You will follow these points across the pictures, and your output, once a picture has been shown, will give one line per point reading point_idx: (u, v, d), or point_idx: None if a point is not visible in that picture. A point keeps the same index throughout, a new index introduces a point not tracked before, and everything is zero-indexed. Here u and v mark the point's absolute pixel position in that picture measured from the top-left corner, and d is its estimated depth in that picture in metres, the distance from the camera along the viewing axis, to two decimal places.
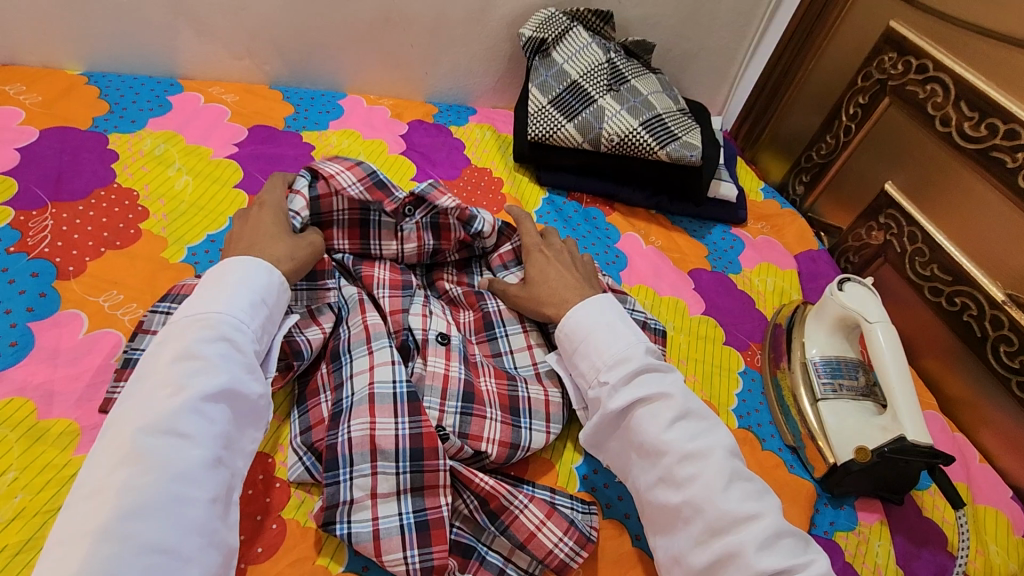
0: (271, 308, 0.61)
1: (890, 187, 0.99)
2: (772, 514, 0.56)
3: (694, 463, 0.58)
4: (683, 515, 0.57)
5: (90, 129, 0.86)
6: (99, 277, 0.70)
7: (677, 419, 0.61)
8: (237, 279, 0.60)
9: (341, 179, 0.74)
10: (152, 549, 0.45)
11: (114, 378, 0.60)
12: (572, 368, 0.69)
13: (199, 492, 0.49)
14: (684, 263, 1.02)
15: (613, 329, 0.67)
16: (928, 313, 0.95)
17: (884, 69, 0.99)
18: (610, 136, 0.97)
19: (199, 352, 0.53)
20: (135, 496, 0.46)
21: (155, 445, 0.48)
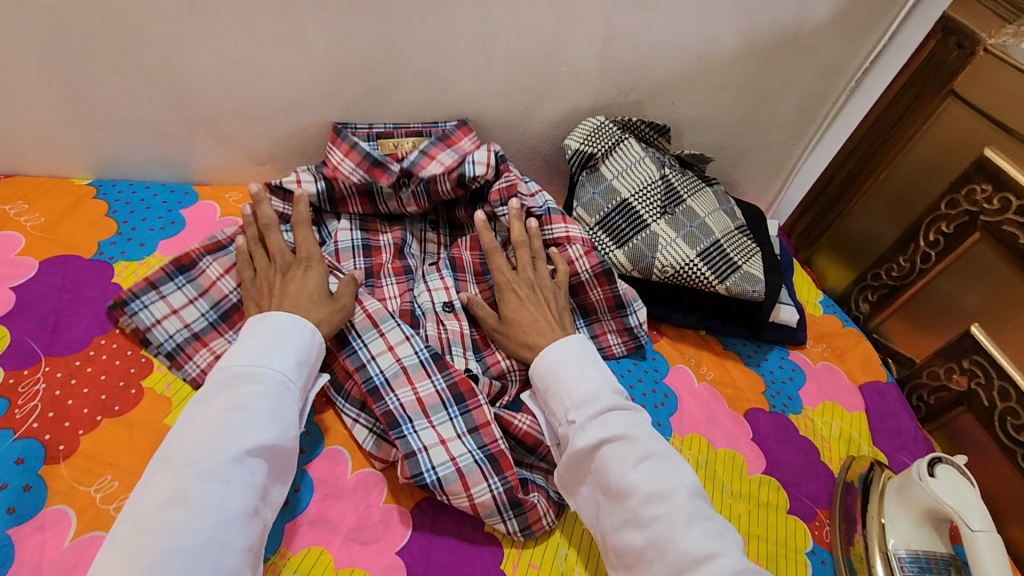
0: (310, 365, 0.66)
1: (978, 331, 0.88)
2: (732, 555, 0.57)
3: (657, 505, 0.60)
4: (648, 557, 0.59)
5: (94, 257, 0.78)
6: (93, 457, 0.62)
7: (643, 459, 0.64)
8: (282, 338, 0.65)
9: (343, 167, 0.87)
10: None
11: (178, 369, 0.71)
12: (547, 408, 0.73)
13: (236, 542, 0.52)
14: (739, 401, 0.92)
15: (585, 369, 0.72)
16: (1020, 481, 0.84)
17: (975, 201, 0.88)
18: (664, 267, 0.87)
19: (247, 405, 0.58)
20: (178, 540, 0.49)
21: (198, 491, 0.52)
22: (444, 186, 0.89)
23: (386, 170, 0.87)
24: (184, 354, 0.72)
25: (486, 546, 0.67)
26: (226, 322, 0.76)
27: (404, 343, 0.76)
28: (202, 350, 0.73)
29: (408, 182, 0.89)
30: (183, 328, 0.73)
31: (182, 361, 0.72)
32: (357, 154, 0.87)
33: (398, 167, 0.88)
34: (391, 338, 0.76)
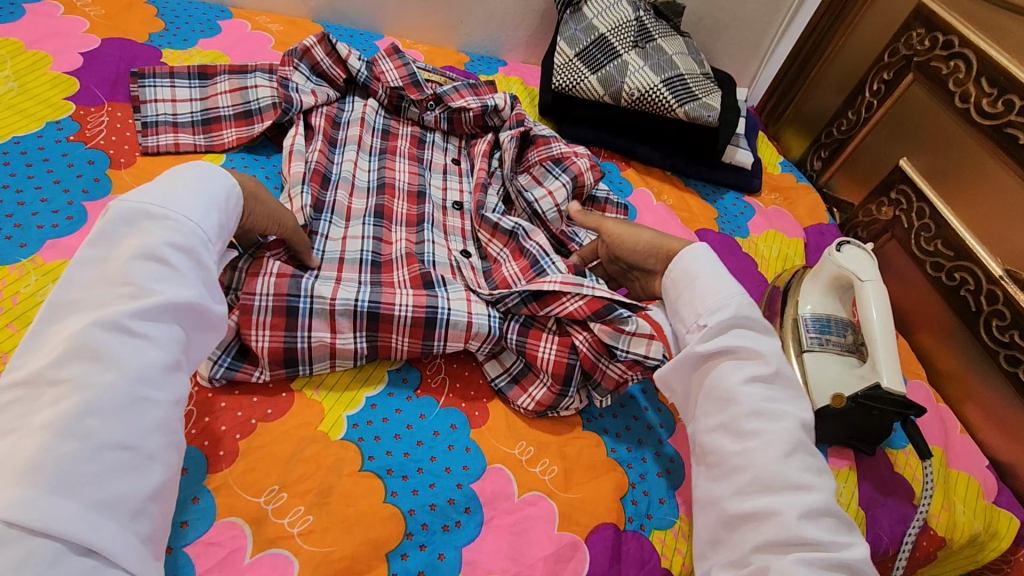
0: (230, 212, 0.59)
1: (906, 163, 1.00)
2: (825, 491, 0.57)
3: (762, 420, 0.60)
4: (736, 465, 0.59)
5: (146, 43, 0.92)
6: (147, 171, 0.77)
7: (760, 378, 0.62)
8: (194, 180, 0.57)
9: (387, 74, 0.96)
10: (110, 447, 0.44)
11: (142, 133, 0.81)
12: (674, 317, 0.71)
13: (159, 395, 0.48)
14: (692, 222, 1.05)
15: (721, 278, 0.69)
16: (927, 288, 0.96)
17: (911, 46, 1.00)
18: (631, 90, 1.00)
19: (153, 252, 0.51)
20: (92, 393, 0.44)
21: (110, 340, 0.46)
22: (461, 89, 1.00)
23: (419, 90, 0.97)
24: (157, 129, 0.81)
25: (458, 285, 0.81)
26: (204, 127, 0.84)
27: (358, 238, 0.77)
28: (169, 134, 0.82)
29: (434, 107, 0.98)
30: (171, 114, 0.84)
31: (151, 133, 0.81)
32: (404, 70, 0.98)
33: (430, 92, 0.97)
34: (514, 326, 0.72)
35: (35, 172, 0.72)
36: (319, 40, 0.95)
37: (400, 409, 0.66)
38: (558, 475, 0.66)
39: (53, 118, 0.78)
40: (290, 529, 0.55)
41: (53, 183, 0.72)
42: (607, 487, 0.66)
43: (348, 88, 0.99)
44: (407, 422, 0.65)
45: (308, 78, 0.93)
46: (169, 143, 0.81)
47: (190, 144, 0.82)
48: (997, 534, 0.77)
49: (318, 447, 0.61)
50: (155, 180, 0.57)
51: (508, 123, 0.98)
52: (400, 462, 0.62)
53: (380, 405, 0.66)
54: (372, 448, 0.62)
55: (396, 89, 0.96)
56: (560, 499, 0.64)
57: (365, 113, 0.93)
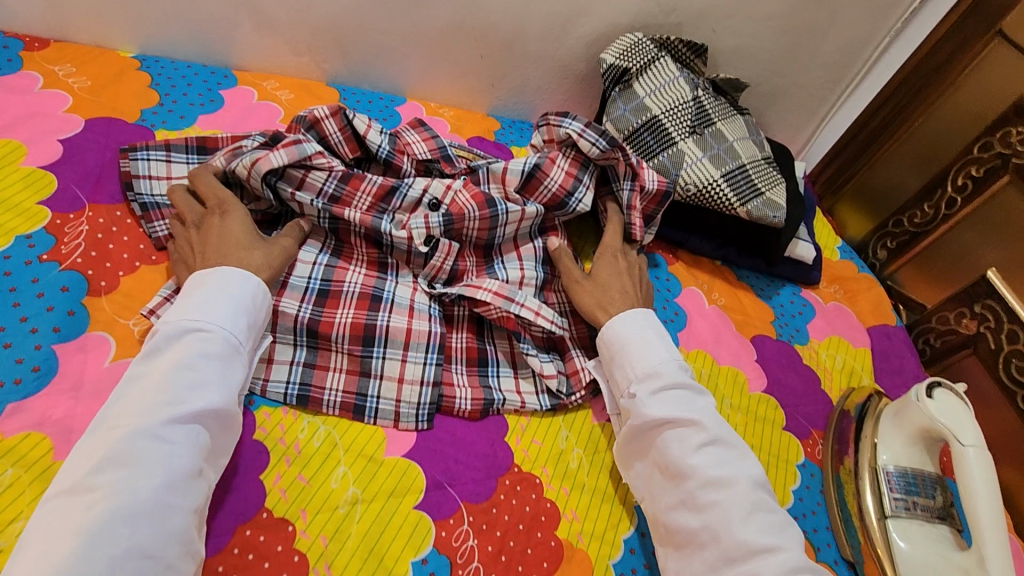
0: (256, 317, 0.61)
1: (994, 275, 0.89)
2: (795, 550, 0.57)
3: (716, 490, 0.59)
4: (700, 541, 0.58)
5: (137, 123, 0.81)
6: (132, 297, 0.66)
7: (705, 444, 0.63)
8: (222, 282, 0.60)
9: (416, 147, 0.87)
10: (133, 555, 0.45)
11: (143, 218, 0.71)
12: (610, 378, 0.73)
13: (184, 503, 0.49)
14: (747, 327, 0.94)
15: (650, 343, 0.71)
16: (1014, 420, 0.85)
17: (1009, 143, 0.88)
18: (686, 185, 0.88)
19: (187, 360, 0.54)
20: (124, 498, 0.46)
21: (145, 449, 0.49)
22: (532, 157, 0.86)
23: (453, 165, 0.87)
24: (159, 211, 0.72)
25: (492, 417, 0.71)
26: None
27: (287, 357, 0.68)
28: None
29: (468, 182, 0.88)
30: (168, 194, 0.74)
31: (154, 217, 0.72)
32: (433, 143, 0.88)
33: (465, 168, 0.88)
34: (509, 387, 0.74)
35: (0, 307, 0.61)
36: (333, 112, 0.83)
37: None
38: None
39: (24, 230, 0.67)
40: None
41: (19, 320, 0.60)
42: None
43: (359, 162, 0.87)
44: None
45: None
46: None
47: None
48: None
49: None
50: (186, 291, 0.60)
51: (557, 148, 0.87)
52: None
53: None
54: None
55: (426, 162, 0.87)
56: None
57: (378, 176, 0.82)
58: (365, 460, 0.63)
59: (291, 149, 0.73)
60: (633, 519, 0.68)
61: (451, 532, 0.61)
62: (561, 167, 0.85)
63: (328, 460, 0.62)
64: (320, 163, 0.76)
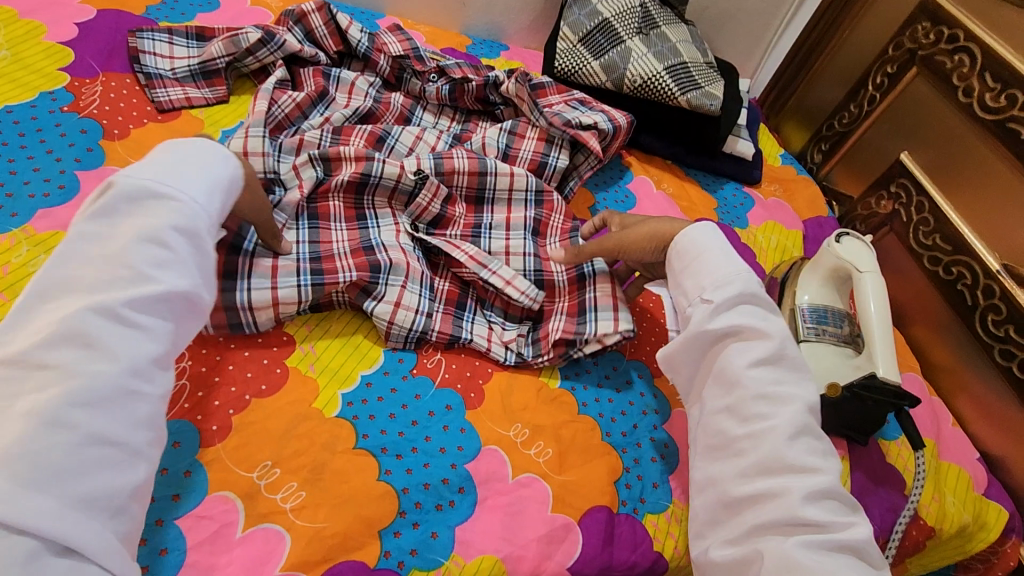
0: (228, 198, 0.58)
1: (907, 157, 1.00)
2: (830, 472, 0.59)
3: (768, 404, 0.61)
4: (740, 447, 0.61)
5: (143, 15, 0.91)
6: (141, 143, 0.76)
7: (767, 360, 0.63)
8: (190, 160, 0.56)
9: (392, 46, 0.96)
10: (89, 442, 0.43)
11: (148, 86, 0.81)
12: (675, 288, 0.72)
13: (150, 389, 0.48)
14: (692, 211, 1.05)
15: (727, 256, 0.69)
16: (923, 282, 0.96)
17: (915, 39, 1.00)
18: (633, 77, 0.99)
19: (155, 240, 0.50)
20: (88, 382, 0.44)
21: (104, 328, 0.46)
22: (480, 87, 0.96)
23: (423, 62, 0.96)
24: (162, 83, 0.82)
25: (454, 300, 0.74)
26: (206, 80, 0.86)
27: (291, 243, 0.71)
28: (177, 89, 0.83)
29: (436, 78, 0.97)
30: (169, 70, 0.84)
31: (157, 86, 0.82)
32: (408, 45, 0.98)
33: (433, 66, 0.97)
34: (480, 331, 0.73)
35: (28, 142, 0.71)
36: (319, 7, 0.94)
37: (396, 388, 0.66)
38: (553, 456, 0.66)
39: (47, 89, 0.77)
40: (283, 504, 0.55)
41: (45, 152, 0.70)
42: (600, 471, 0.66)
43: (342, 58, 0.98)
44: (402, 403, 0.65)
45: (300, 42, 0.93)
46: (180, 97, 0.82)
47: (200, 97, 0.84)
48: (985, 525, 0.78)
49: (313, 424, 0.61)
50: (151, 158, 0.56)
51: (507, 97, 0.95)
52: (394, 441, 0.62)
53: (376, 384, 0.65)
54: (368, 427, 0.62)
55: (399, 58, 0.96)
56: (554, 481, 0.64)
57: (356, 80, 0.93)
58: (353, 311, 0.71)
59: (259, 92, 0.80)
60: None
61: None
62: (529, 139, 0.92)
63: (325, 318, 0.69)
64: (283, 100, 0.82)
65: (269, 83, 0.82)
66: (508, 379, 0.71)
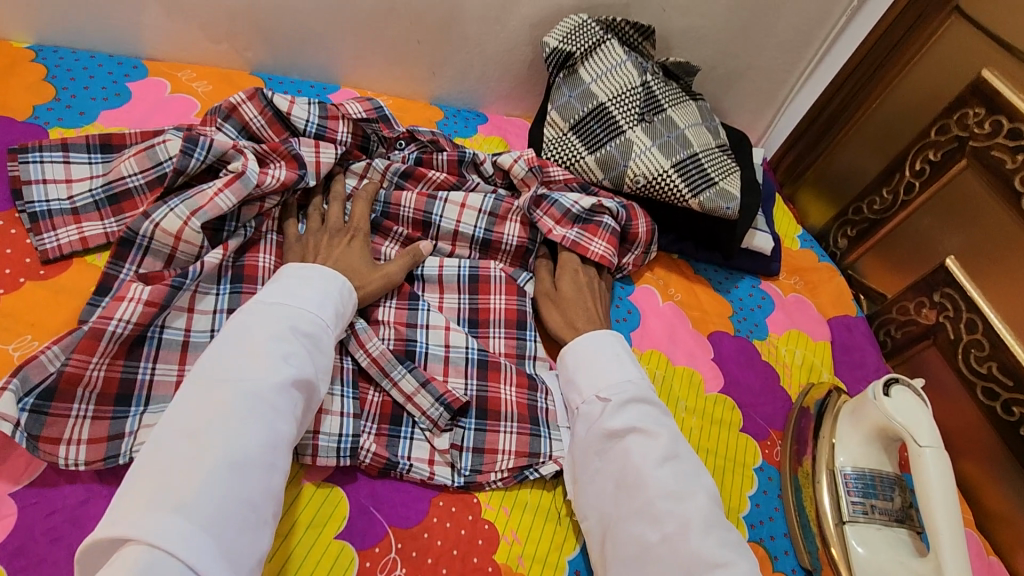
0: (344, 308, 0.62)
1: (953, 263, 0.86)
2: (744, 563, 0.54)
3: (676, 503, 0.56)
4: (655, 553, 0.55)
5: (28, 120, 0.73)
6: (13, 317, 0.59)
7: (667, 459, 0.59)
8: (312, 277, 0.61)
9: (351, 108, 0.82)
10: (236, 501, 0.45)
11: (31, 230, 0.64)
12: (569, 388, 0.69)
13: (281, 465, 0.50)
14: (704, 323, 0.90)
15: (620, 358, 0.68)
16: (974, 411, 0.83)
17: (966, 126, 0.85)
18: (636, 176, 0.83)
19: (288, 338, 0.54)
20: (233, 448, 0.47)
21: (247, 409, 0.49)
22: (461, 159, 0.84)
23: (392, 128, 0.84)
24: (51, 222, 0.65)
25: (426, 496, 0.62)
26: (112, 207, 0.69)
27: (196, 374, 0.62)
28: (71, 226, 0.66)
29: (404, 146, 0.85)
30: (66, 199, 0.67)
31: (44, 229, 0.65)
32: (370, 106, 0.83)
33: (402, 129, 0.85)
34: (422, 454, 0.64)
35: None
36: (250, 96, 0.76)
37: None
38: None
39: None
40: None
41: None
42: None
43: None
44: None
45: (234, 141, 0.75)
46: (73, 240, 0.65)
47: (99, 235, 0.67)
48: None
49: None
50: (280, 279, 0.60)
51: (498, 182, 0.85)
52: None
53: None
54: None
55: (363, 123, 0.82)
56: None
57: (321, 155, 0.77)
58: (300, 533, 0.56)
59: (235, 183, 0.68)
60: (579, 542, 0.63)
61: (376, 561, 0.56)
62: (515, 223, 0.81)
63: None
64: (268, 181, 0.70)
65: (252, 165, 0.70)
66: None
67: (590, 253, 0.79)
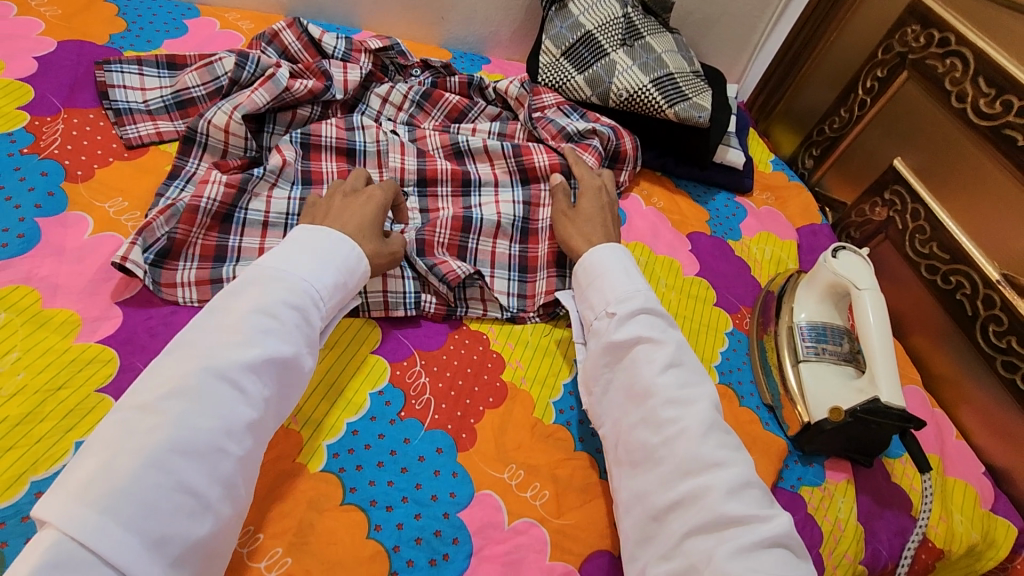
0: (344, 280, 0.62)
1: (900, 163, 0.98)
2: (742, 466, 0.57)
3: (676, 408, 0.59)
4: (658, 456, 0.57)
5: (107, 45, 0.87)
6: (106, 184, 0.73)
7: (671, 366, 0.62)
8: (317, 245, 0.61)
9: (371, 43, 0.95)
10: (173, 487, 0.45)
11: (116, 123, 0.78)
12: (583, 303, 0.72)
13: (236, 448, 0.49)
14: (684, 225, 1.02)
15: (630, 273, 0.71)
16: (920, 290, 0.95)
17: (906, 43, 0.97)
18: (619, 91, 0.96)
19: (272, 310, 0.55)
20: (187, 428, 0.47)
21: (215, 387, 0.49)
22: (467, 87, 0.98)
23: (407, 58, 0.98)
24: (132, 118, 0.79)
25: (445, 329, 0.75)
26: (180, 111, 0.82)
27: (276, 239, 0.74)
28: (148, 123, 0.80)
29: (420, 73, 0.98)
30: (142, 102, 0.81)
31: (127, 122, 0.79)
32: (387, 41, 0.97)
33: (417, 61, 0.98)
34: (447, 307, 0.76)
35: None
36: (289, 24, 0.92)
37: (384, 434, 0.63)
38: (550, 499, 0.63)
39: (6, 130, 0.73)
40: (267, 573, 0.52)
41: (5, 198, 0.67)
42: (600, 512, 0.64)
43: None
44: (390, 449, 0.62)
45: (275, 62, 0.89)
46: (150, 132, 0.79)
47: (171, 131, 0.80)
48: (995, 544, 0.77)
49: (297, 482, 0.58)
50: (285, 241, 0.61)
51: (494, 105, 0.98)
52: (383, 492, 0.59)
53: (362, 431, 0.63)
54: (354, 480, 0.59)
55: (381, 53, 0.96)
56: (552, 526, 0.62)
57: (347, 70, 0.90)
58: (342, 347, 0.69)
59: (269, 85, 0.82)
60: (573, 369, 0.75)
61: (404, 371, 0.69)
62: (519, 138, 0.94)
63: None
64: (296, 87, 0.84)
65: (284, 71, 0.83)
66: (501, 417, 0.68)
67: (582, 163, 0.90)
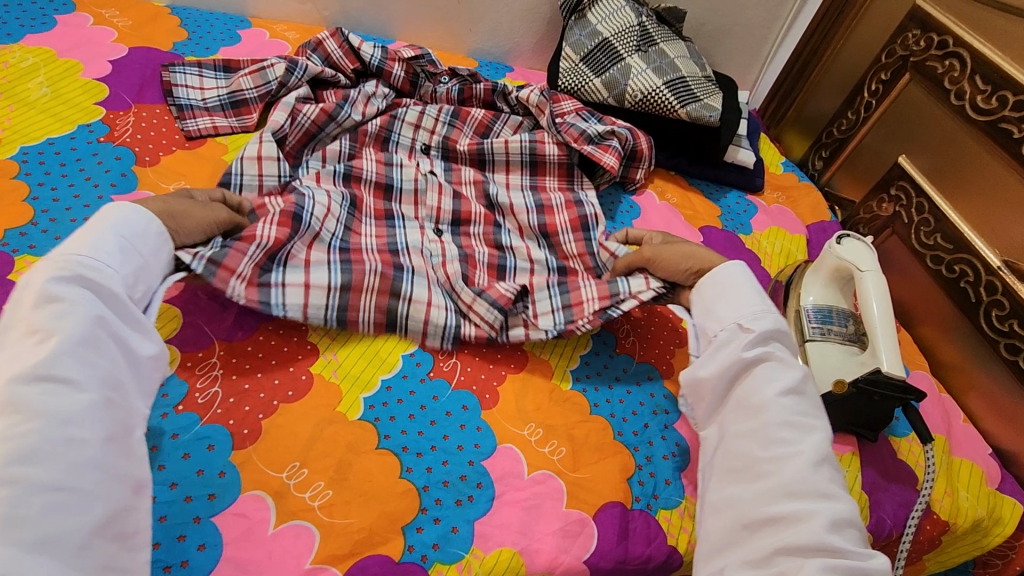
0: (144, 247, 0.60)
1: (905, 160, 1.03)
2: (846, 504, 0.58)
3: (792, 431, 0.61)
4: (764, 470, 0.60)
5: (171, 51, 0.97)
6: (170, 169, 0.81)
7: (791, 392, 0.64)
8: (94, 224, 0.58)
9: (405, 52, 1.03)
10: (50, 488, 0.44)
11: (178, 117, 0.87)
12: (705, 317, 0.73)
13: (92, 433, 0.48)
14: (696, 219, 1.07)
15: (759, 294, 0.72)
16: (927, 281, 0.98)
17: (908, 47, 1.03)
18: (634, 92, 1.03)
19: (54, 295, 0.51)
20: (22, 438, 0.44)
21: (26, 391, 0.46)
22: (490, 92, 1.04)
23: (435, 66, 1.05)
24: (192, 113, 0.88)
25: None
26: (234, 109, 0.91)
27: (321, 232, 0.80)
28: (205, 118, 0.89)
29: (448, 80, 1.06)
30: (200, 100, 0.90)
31: (187, 117, 0.88)
32: (418, 51, 1.05)
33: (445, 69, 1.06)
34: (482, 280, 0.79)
35: (70, 171, 0.76)
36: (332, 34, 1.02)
37: (415, 391, 0.69)
38: (567, 454, 0.68)
39: (85, 121, 0.82)
40: (310, 502, 0.58)
41: (85, 178, 0.76)
42: (614, 468, 0.68)
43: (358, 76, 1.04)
44: (420, 404, 0.68)
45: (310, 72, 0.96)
46: (208, 126, 0.88)
47: (226, 126, 0.89)
48: (1001, 521, 0.79)
49: (336, 427, 0.64)
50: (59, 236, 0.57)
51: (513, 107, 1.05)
52: (414, 441, 0.65)
53: (395, 387, 0.68)
54: (388, 428, 0.65)
55: (413, 61, 1.04)
56: (568, 478, 0.66)
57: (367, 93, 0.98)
58: None
59: (281, 107, 0.90)
60: (589, 342, 0.80)
61: None
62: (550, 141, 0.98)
63: None
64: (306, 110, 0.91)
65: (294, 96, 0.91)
66: (522, 382, 0.73)
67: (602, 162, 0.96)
